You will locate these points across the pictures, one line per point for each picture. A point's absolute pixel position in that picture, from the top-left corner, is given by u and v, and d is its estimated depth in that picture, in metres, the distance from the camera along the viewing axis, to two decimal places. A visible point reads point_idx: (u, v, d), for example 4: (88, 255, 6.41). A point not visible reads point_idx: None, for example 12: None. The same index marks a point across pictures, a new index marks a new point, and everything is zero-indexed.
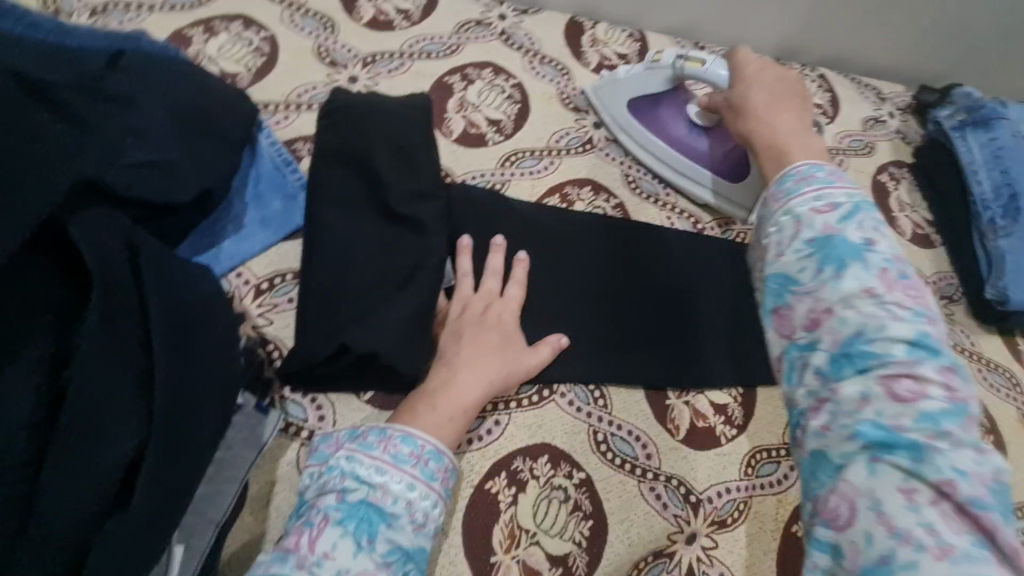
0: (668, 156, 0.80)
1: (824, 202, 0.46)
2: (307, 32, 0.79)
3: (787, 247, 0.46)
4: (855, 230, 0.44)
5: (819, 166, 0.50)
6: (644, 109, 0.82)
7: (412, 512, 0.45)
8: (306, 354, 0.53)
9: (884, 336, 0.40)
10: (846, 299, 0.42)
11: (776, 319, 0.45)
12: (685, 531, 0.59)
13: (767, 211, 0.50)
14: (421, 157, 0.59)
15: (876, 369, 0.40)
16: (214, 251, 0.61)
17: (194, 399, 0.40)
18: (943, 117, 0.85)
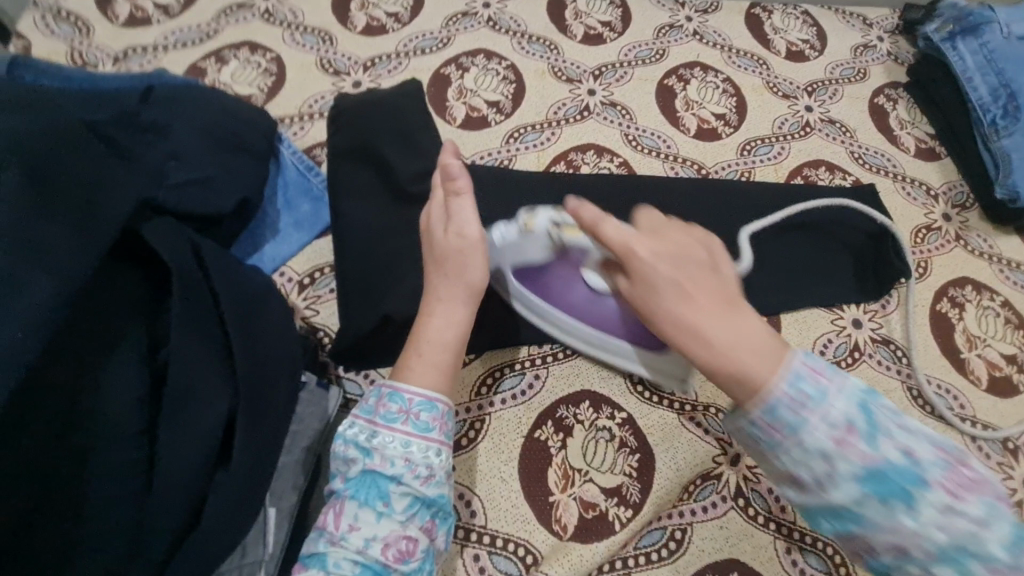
0: (580, 333, 0.64)
1: (840, 425, 0.41)
2: (308, 48, 0.85)
3: (829, 484, 0.41)
4: (890, 445, 0.40)
5: (799, 372, 0.42)
6: (532, 279, 0.62)
7: (413, 466, 0.46)
8: (354, 328, 0.60)
9: (982, 546, 0.38)
10: (931, 535, 0.39)
11: (841, 541, 0.43)
12: (729, 452, 0.63)
13: (773, 442, 0.43)
14: (423, 140, 0.66)
15: (982, 567, 0.38)
16: (257, 255, 0.68)
17: (266, 371, 0.47)
18: (931, 32, 0.90)
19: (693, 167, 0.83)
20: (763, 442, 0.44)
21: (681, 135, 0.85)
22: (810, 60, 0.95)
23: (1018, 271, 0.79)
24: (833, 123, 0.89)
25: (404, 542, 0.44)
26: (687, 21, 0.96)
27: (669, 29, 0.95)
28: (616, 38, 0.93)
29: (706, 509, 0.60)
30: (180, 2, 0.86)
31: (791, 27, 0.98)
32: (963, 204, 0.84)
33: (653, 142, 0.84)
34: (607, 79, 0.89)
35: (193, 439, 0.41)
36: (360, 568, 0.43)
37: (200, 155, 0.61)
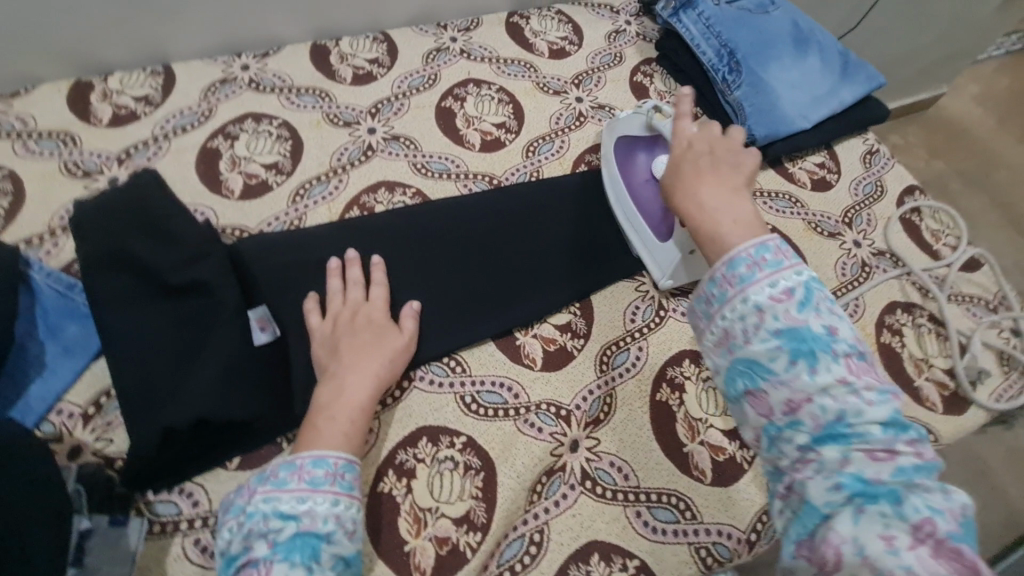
0: (626, 211, 0.80)
1: (780, 289, 0.51)
2: (47, 155, 0.78)
3: (755, 337, 0.50)
4: (815, 318, 0.50)
5: (766, 246, 0.53)
6: (625, 147, 0.82)
7: (342, 523, 0.52)
8: (136, 450, 0.54)
9: (860, 416, 0.46)
10: (819, 389, 0.47)
11: (751, 401, 0.50)
12: (566, 441, 0.66)
13: (724, 296, 0.53)
14: (177, 228, 0.62)
15: (855, 441, 0.45)
16: (22, 400, 0.60)
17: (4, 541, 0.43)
18: (661, 10, 1.01)
19: (485, 179, 0.86)
20: (715, 298, 0.54)
21: (467, 151, 0.88)
22: (572, 54, 1.03)
23: (779, 199, 0.90)
24: (603, 108, 0.97)
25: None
26: (452, 42, 1.00)
27: (437, 53, 0.98)
28: (386, 72, 0.94)
29: (558, 503, 0.62)
30: None
31: (550, 28, 1.06)
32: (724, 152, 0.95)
33: (441, 166, 0.86)
34: (386, 114, 0.90)
35: None
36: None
37: None
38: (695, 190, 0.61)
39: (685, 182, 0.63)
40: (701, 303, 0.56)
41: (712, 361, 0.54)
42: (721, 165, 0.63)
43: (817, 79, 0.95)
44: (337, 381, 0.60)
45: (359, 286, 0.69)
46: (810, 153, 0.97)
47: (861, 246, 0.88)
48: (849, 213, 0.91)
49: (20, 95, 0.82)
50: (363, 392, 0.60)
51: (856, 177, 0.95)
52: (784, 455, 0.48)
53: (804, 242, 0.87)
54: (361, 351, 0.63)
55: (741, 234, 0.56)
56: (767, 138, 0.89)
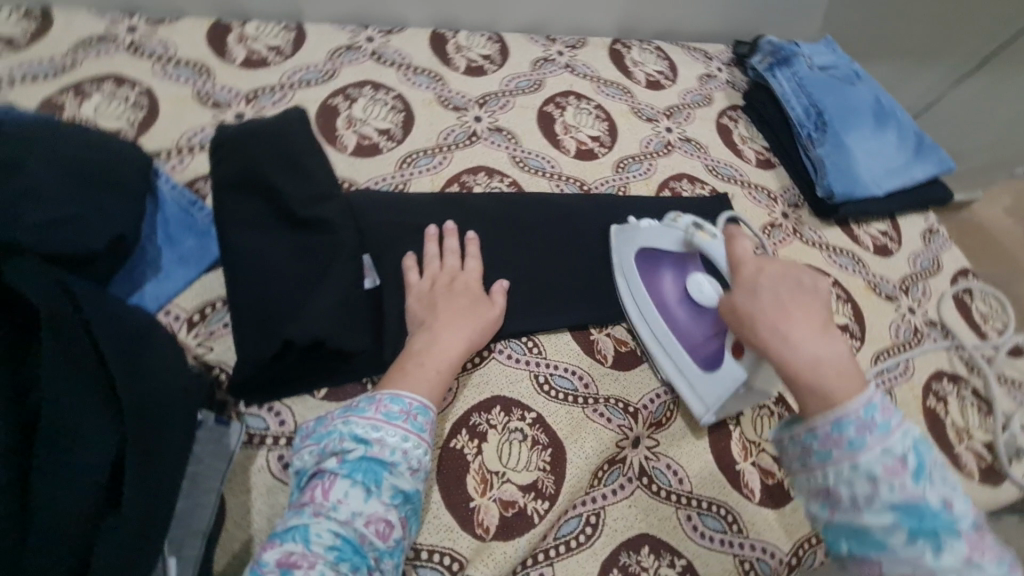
0: (653, 323, 0.73)
1: (894, 457, 0.44)
2: (183, 81, 0.82)
3: (866, 506, 0.44)
4: (932, 489, 0.44)
5: (872, 404, 0.46)
6: (650, 263, 0.75)
7: (408, 460, 0.53)
8: (254, 358, 0.58)
9: (965, 565, 0.41)
10: (948, 572, 0.41)
11: (856, 568, 0.45)
12: (629, 436, 0.69)
13: (828, 454, 0.46)
14: (310, 164, 0.66)
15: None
16: (137, 295, 0.64)
17: (153, 402, 0.45)
18: (756, 63, 1.08)
19: (576, 183, 0.91)
20: (815, 453, 0.47)
21: (562, 155, 0.93)
22: (666, 88, 1.09)
23: (843, 255, 0.95)
24: (689, 142, 1.02)
25: (383, 524, 0.50)
26: (559, 55, 1.07)
27: (544, 62, 1.04)
28: (496, 70, 1.00)
29: (615, 491, 0.65)
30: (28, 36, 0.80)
31: (649, 60, 1.12)
32: (796, 203, 1.00)
33: (538, 163, 0.91)
34: (492, 107, 0.95)
35: (73, 482, 0.38)
36: (341, 539, 0.47)
37: (61, 192, 0.57)
38: (781, 325, 0.50)
39: (761, 310, 0.52)
40: (789, 449, 0.49)
41: (806, 505, 0.49)
42: (795, 288, 0.53)
43: (893, 153, 1.01)
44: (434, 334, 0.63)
45: (455, 255, 0.72)
46: (875, 220, 1.02)
47: (914, 313, 0.92)
48: (907, 282, 0.96)
49: (164, 23, 0.88)
50: (457, 347, 0.63)
51: (915, 249, 1.00)
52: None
53: (863, 299, 0.91)
54: (458, 311, 0.66)
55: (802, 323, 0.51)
56: (843, 196, 0.94)
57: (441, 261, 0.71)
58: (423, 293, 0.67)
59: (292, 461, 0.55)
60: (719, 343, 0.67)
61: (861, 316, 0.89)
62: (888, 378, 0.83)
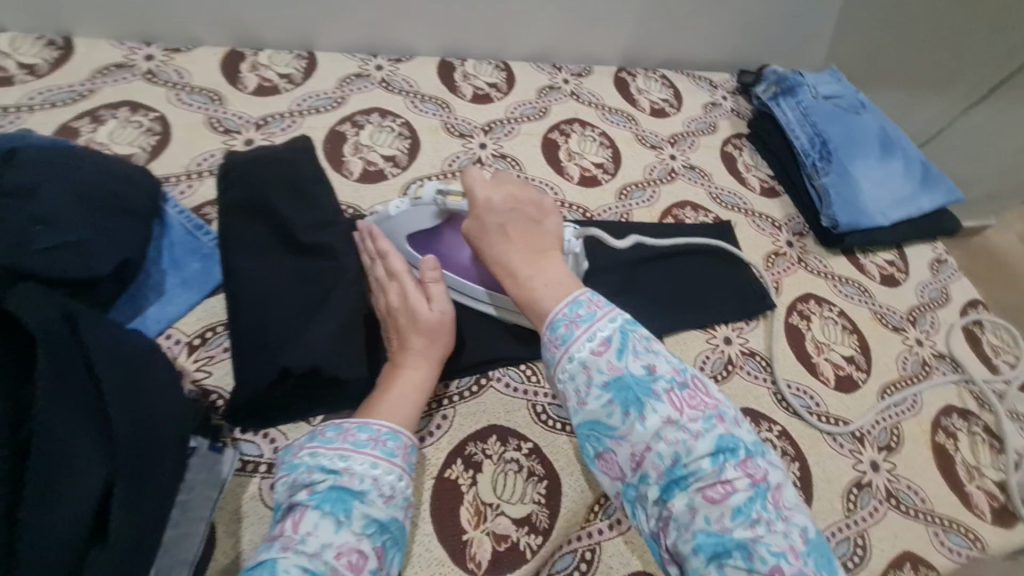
0: (453, 283, 0.72)
1: (597, 342, 0.51)
2: (195, 107, 0.85)
3: (589, 396, 0.50)
4: (634, 361, 0.50)
5: (578, 302, 0.54)
6: (422, 244, 0.72)
7: (379, 487, 0.51)
8: (252, 385, 0.58)
9: (691, 453, 0.46)
10: (654, 435, 0.47)
11: (603, 464, 0.51)
12: None
13: (553, 357, 0.53)
14: (315, 191, 0.67)
15: (693, 480, 0.46)
16: (140, 318, 0.64)
17: (144, 445, 0.44)
18: (761, 93, 1.08)
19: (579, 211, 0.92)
20: (549, 360, 0.53)
21: (565, 182, 0.94)
22: (670, 115, 1.10)
23: (849, 285, 0.94)
24: (693, 169, 1.03)
25: (356, 556, 0.47)
26: (565, 83, 1.08)
27: (550, 90, 1.06)
28: (502, 98, 1.02)
29: (612, 526, 0.63)
30: (49, 63, 0.84)
31: (653, 88, 1.13)
32: (801, 232, 0.99)
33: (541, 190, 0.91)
34: (497, 134, 0.96)
35: (60, 520, 0.38)
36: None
37: (73, 220, 0.58)
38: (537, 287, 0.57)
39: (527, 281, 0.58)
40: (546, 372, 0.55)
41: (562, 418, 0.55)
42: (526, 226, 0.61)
43: (900, 183, 1.00)
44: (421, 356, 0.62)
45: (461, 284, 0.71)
46: (881, 249, 1.01)
47: (923, 345, 0.90)
48: (914, 313, 0.94)
49: (181, 52, 0.91)
50: None
51: (923, 280, 0.99)
52: (649, 514, 0.48)
53: (869, 330, 0.89)
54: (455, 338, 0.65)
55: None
56: (848, 226, 0.94)
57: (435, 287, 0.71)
58: None
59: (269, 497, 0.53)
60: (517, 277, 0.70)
61: (867, 349, 0.87)
62: (895, 412, 0.81)
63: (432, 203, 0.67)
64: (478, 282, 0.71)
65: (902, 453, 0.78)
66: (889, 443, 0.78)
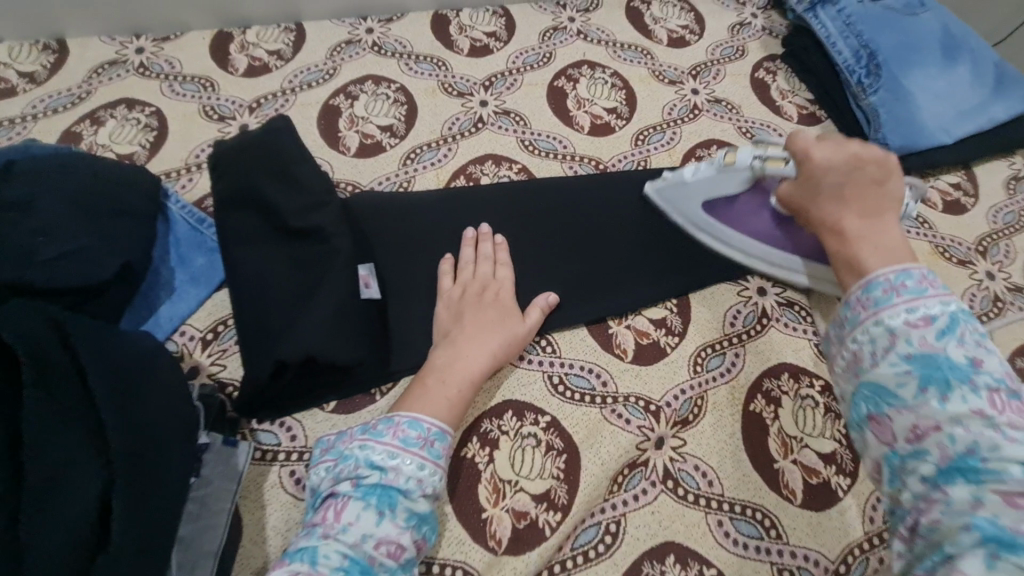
0: (750, 251, 0.74)
1: (918, 315, 0.47)
2: (189, 97, 0.83)
3: (883, 360, 0.47)
4: (957, 346, 0.45)
5: (908, 273, 0.50)
6: (720, 211, 0.74)
7: (423, 487, 0.54)
8: (250, 381, 0.58)
9: (999, 452, 0.39)
10: (952, 418, 0.42)
11: (873, 427, 0.46)
12: (652, 437, 0.64)
13: (856, 317, 0.51)
14: (300, 171, 0.64)
15: (989, 478, 0.38)
16: (153, 318, 0.66)
17: (145, 450, 0.45)
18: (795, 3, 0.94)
19: (591, 163, 0.85)
20: (847, 321, 0.51)
21: (575, 133, 0.87)
22: (691, 44, 0.98)
23: (904, 217, 0.83)
24: (719, 103, 0.92)
25: (396, 546, 0.50)
26: (570, 22, 0.98)
27: (554, 32, 0.97)
28: (502, 47, 0.94)
29: (637, 497, 0.61)
30: (47, 69, 0.84)
31: (670, 15, 1.01)
32: None
33: (549, 145, 0.85)
34: (498, 89, 0.90)
35: (59, 537, 0.39)
36: (349, 560, 0.48)
37: (71, 228, 0.59)
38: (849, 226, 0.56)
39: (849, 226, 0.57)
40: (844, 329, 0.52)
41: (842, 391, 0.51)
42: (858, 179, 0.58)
43: (967, 92, 0.86)
44: (488, 348, 0.64)
45: (488, 262, 0.71)
46: (945, 171, 0.88)
47: (994, 279, 0.79)
48: (985, 241, 0.82)
49: (170, 40, 0.89)
50: (473, 359, 0.62)
51: (996, 203, 0.86)
52: (909, 489, 0.42)
53: (929, 267, 0.79)
54: (498, 326, 0.65)
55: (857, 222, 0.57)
56: (902, 150, 0.82)
57: (474, 267, 0.70)
58: (457, 300, 0.67)
59: (309, 478, 0.57)
60: (801, 242, 0.71)
61: None
62: None
63: (748, 169, 0.68)
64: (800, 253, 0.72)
65: None
66: None
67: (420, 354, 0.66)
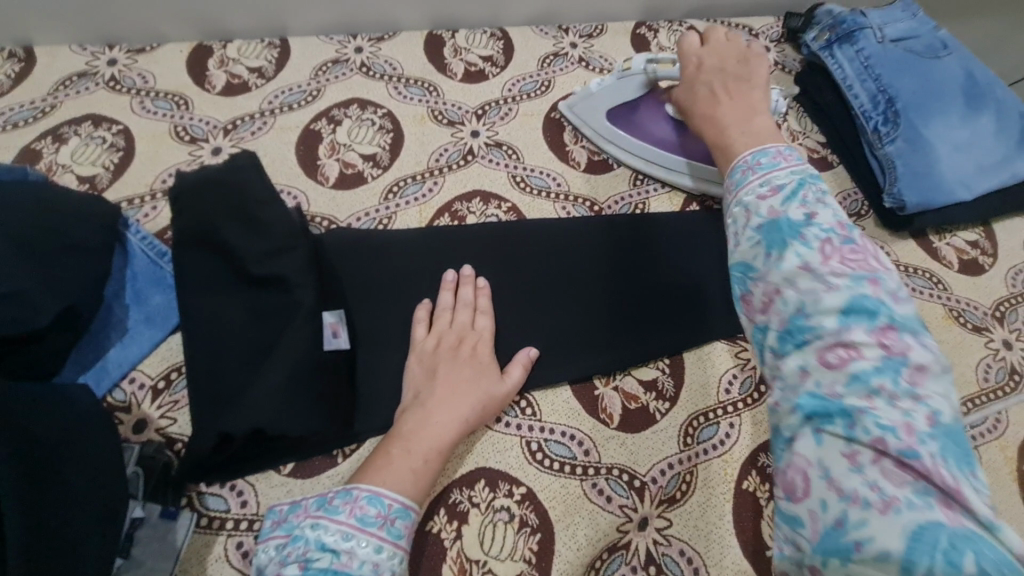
0: (628, 142, 0.80)
1: (768, 187, 0.45)
2: (160, 115, 0.78)
3: (739, 234, 0.44)
4: (798, 207, 0.42)
5: (764, 152, 0.49)
6: (625, 119, 0.80)
7: (380, 572, 0.47)
8: (195, 450, 0.53)
9: (819, 305, 0.38)
10: (787, 279, 0.39)
11: (739, 306, 0.43)
12: (635, 517, 0.59)
13: (727, 208, 0.48)
14: (263, 214, 0.59)
15: (812, 337, 0.37)
16: (101, 362, 0.60)
17: (53, 551, 0.40)
18: (810, 40, 0.89)
19: (586, 203, 0.79)
20: (727, 207, 0.48)
21: (570, 170, 0.82)
22: None
23: (917, 276, 0.78)
24: None
25: None
26: (572, 48, 0.93)
27: (554, 58, 0.92)
28: (498, 73, 0.89)
29: None
30: (12, 78, 0.79)
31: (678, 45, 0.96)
32: (858, 212, 0.83)
33: (541, 182, 0.80)
34: (491, 118, 0.84)
35: None
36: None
37: (8, 268, 0.54)
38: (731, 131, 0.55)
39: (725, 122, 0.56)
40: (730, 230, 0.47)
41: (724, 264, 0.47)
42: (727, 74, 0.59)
43: (990, 144, 0.81)
44: (456, 412, 0.58)
45: (468, 310, 0.66)
46: (962, 228, 0.83)
47: (1011, 349, 0.74)
48: (1002, 307, 0.77)
49: (146, 52, 0.84)
50: (445, 425, 0.57)
51: (1016, 264, 0.80)
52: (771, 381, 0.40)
53: (941, 333, 0.74)
54: (473, 386, 0.60)
55: (747, 141, 0.52)
56: (918, 206, 0.77)
57: (452, 315, 0.65)
58: (431, 354, 0.62)
59: (257, 559, 0.51)
60: (687, 144, 0.78)
61: None
62: (971, 436, 0.68)
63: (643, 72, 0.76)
64: (687, 157, 0.78)
65: None
66: None
67: (389, 414, 0.61)
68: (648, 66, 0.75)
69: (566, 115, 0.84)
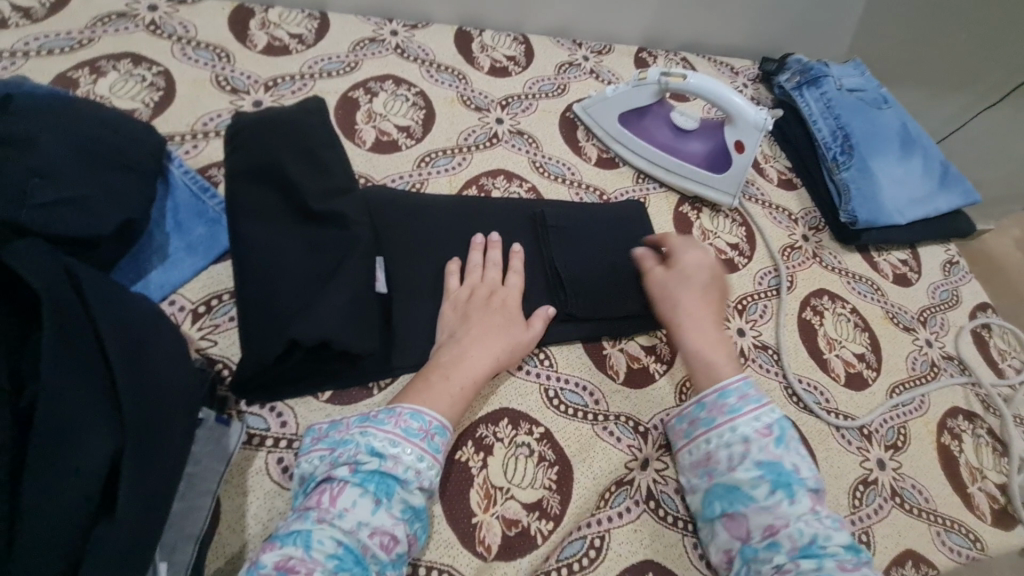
0: (638, 145, 0.91)
1: (761, 425, 0.61)
2: (201, 64, 0.81)
3: (739, 464, 0.60)
4: (789, 454, 0.60)
5: (729, 390, 0.64)
6: (635, 124, 0.92)
7: (421, 480, 0.53)
8: (257, 358, 0.56)
9: (828, 540, 0.54)
10: (796, 515, 0.56)
11: (728, 523, 0.59)
12: (639, 457, 0.67)
13: (711, 420, 0.63)
14: (326, 156, 0.64)
15: (828, 559, 0.53)
16: (143, 282, 0.62)
17: (154, 414, 0.45)
18: (783, 81, 1.06)
19: (595, 192, 0.89)
20: (701, 422, 0.64)
21: (582, 162, 0.91)
22: None
23: (861, 282, 0.93)
24: None
25: (388, 538, 0.50)
26: (585, 60, 1.04)
27: (569, 67, 1.02)
28: (521, 72, 0.98)
29: (621, 515, 0.63)
30: (46, 8, 0.79)
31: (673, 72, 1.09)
32: (817, 227, 0.98)
33: (558, 170, 0.89)
34: (514, 110, 0.93)
35: (64, 492, 0.38)
36: (343, 549, 0.48)
37: (73, 174, 0.55)
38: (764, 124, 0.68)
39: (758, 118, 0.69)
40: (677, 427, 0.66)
41: (689, 480, 0.63)
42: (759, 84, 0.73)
43: (919, 181, 0.99)
44: (488, 351, 0.64)
45: (496, 268, 0.71)
46: (895, 248, 0.99)
47: (932, 346, 0.90)
48: (925, 313, 0.93)
49: (186, 4, 0.86)
50: (479, 362, 0.63)
51: (935, 281, 0.98)
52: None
53: (880, 329, 0.89)
54: (504, 330, 0.66)
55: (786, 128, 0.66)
56: (868, 222, 0.92)
57: (482, 271, 0.71)
58: (464, 302, 0.67)
59: (299, 464, 0.55)
60: (691, 150, 0.90)
61: (877, 346, 0.86)
62: (902, 412, 0.81)
63: (656, 84, 0.87)
64: (691, 162, 0.90)
65: (908, 452, 0.78)
66: (896, 442, 0.78)
67: (423, 353, 0.66)
68: (661, 79, 0.86)
69: (581, 117, 0.95)
